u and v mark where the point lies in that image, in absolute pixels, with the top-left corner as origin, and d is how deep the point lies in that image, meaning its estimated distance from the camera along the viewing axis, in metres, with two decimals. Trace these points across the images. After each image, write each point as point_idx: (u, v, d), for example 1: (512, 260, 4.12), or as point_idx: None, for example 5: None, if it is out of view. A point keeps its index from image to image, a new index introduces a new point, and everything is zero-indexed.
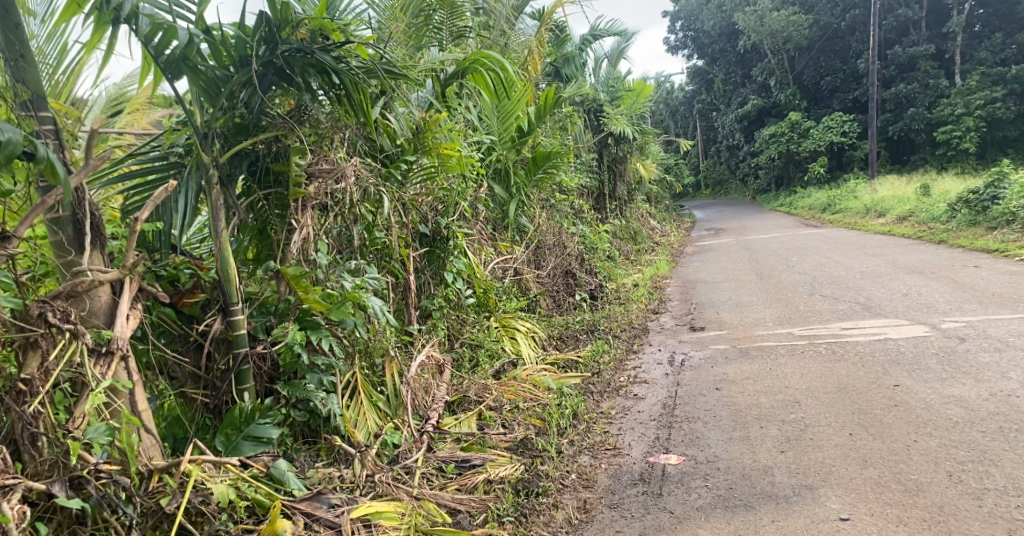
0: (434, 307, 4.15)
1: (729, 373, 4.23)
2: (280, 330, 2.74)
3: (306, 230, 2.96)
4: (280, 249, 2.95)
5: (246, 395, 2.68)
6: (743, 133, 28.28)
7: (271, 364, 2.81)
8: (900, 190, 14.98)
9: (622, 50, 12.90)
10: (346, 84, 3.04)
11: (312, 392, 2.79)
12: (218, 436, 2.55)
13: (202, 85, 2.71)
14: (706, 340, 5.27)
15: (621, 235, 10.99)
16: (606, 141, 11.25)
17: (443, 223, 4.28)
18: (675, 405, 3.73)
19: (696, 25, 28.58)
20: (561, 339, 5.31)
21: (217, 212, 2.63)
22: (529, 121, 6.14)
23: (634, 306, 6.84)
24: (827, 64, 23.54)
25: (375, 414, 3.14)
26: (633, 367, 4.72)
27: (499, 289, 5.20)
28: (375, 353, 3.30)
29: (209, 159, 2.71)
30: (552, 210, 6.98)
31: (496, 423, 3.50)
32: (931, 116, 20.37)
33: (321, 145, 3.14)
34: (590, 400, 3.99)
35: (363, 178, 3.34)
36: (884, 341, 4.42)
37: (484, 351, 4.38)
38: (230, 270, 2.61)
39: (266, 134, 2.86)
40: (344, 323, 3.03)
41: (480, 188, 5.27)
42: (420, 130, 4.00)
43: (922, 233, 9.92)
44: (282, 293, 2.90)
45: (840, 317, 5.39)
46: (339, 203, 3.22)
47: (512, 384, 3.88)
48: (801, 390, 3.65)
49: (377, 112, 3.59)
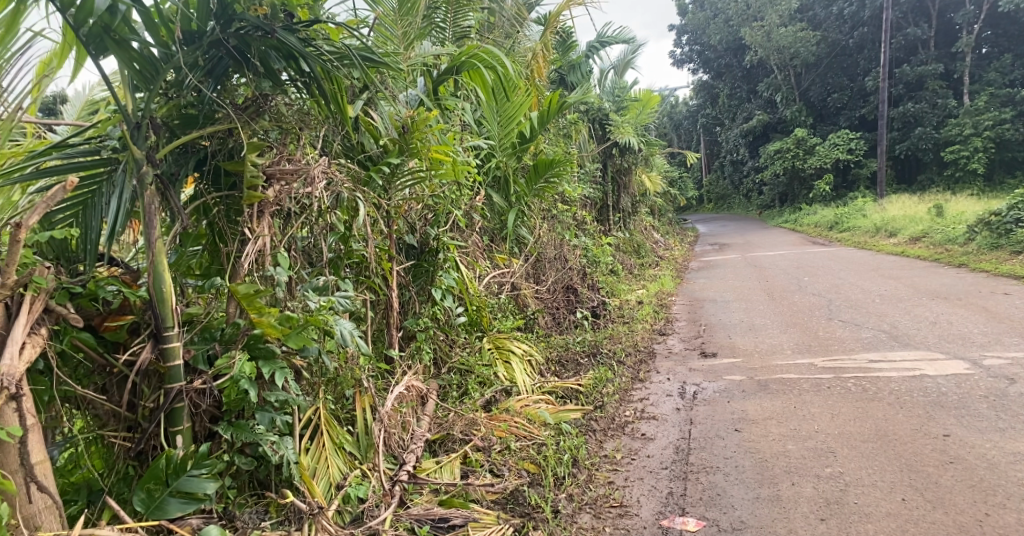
0: (418, 327, 3.69)
1: (748, 411, 3.76)
2: (224, 361, 2.28)
3: (261, 240, 2.49)
4: (230, 262, 2.49)
5: (179, 439, 2.22)
6: (748, 148, 27.87)
7: (215, 400, 2.35)
8: (912, 209, 14.52)
9: (630, 60, 12.49)
10: (317, 73, 2.57)
11: (261, 436, 2.34)
12: (137, 491, 2.10)
13: (135, 67, 2.23)
14: (719, 369, 4.80)
15: (624, 248, 10.51)
16: (611, 152, 10.82)
17: (432, 233, 3.82)
18: (689, 450, 3.26)
19: (703, 40, 28.30)
20: (560, 364, 4.83)
21: (151, 219, 2.19)
22: (532, 127, 5.72)
23: (639, 326, 6.36)
24: (834, 81, 23.20)
25: (340, 458, 2.69)
26: (639, 399, 4.24)
27: (494, 307, 4.73)
28: (345, 384, 2.84)
29: (142, 155, 2.24)
30: (553, 222, 6.49)
31: (483, 468, 3.03)
32: (940, 136, 20.00)
33: (283, 142, 2.67)
34: (592, 440, 3.52)
35: (335, 181, 2.87)
36: (921, 378, 3.95)
37: (474, 378, 3.92)
38: (164, 288, 2.17)
39: (216, 127, 2.40)
40: (306, 352, 2.54)
41: (477, 197, 4.82)
42: (407, 130, 3.48)
43: (940, 255, 9.43)
44: (231, 314, 2.43)
45: (867, 346, 4.92)
46: (305, 210, 2.76)
47: (504, 420, 3.42)
48: (835, 436, 3.19)
49: (357, 109, 3.19)
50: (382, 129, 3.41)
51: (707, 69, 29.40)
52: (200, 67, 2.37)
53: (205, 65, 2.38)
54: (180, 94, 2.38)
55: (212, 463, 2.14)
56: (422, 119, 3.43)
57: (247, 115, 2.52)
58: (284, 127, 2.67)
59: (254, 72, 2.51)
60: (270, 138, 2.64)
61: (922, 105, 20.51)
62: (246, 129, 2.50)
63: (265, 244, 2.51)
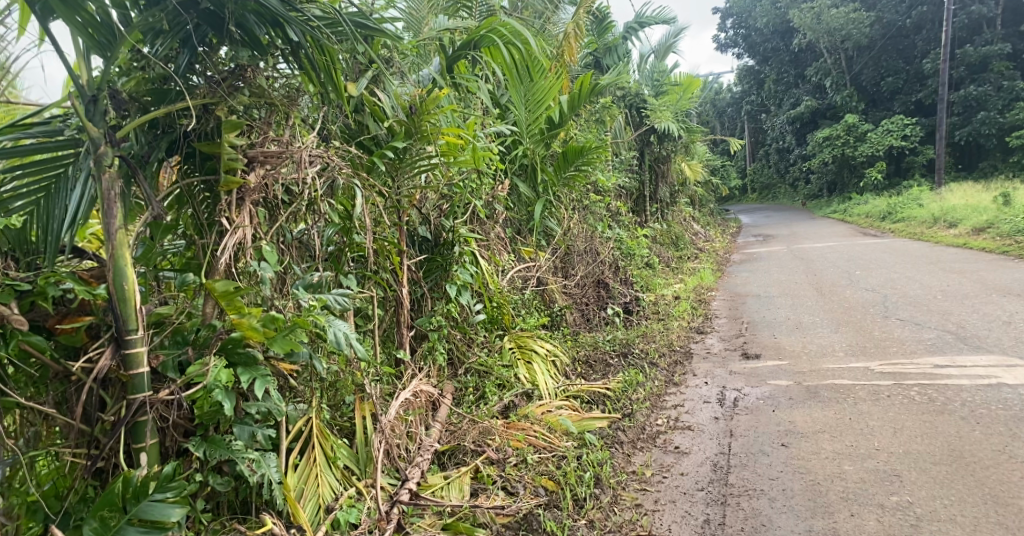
0: (430, 326, 3.39)
1: (796, 422, 3.36)
2: (197, 368, 1.99)
3: (241, 232, 2.17)
4: (208, 257, 2.17)
5: (144, 456, 1.97)
6: (794, 135, 26.84)
7: (186, 412, 2.07)
8: (975, 199, 13.63)
9: (670, 45, 11.95)
10: (305, 41, 2.29)
11: (238, 453, 2.04)
12: (90, 519, 1.82)
13: (95, 38, 2.00)
14: (763, 372, 4.39)
15: (662, 240, 10.03)
16: (648, 139, 10.36)
17: (447, 225, 3.56)
18: (729, 468, 2.89)
19: (749, 24, 27.34)
20: (588, 364, 4.49)
21: (109, 207, 1.91)
22: (561, 111, 5.38)
23: (675, 323, 5.95)
24: (888, 64, 22.10)
25: (334, 475, 2.39)
26: (674, 406, 3.87)
27: (517, 303, 4.42)
28: (343, 390, 2.54)
29: (100, 134, 1.96)
30: (584, 212, 6.15)
31: (496, 486, 2.72)
32: (1004, 120, 18.81)
33: (268, 120, 2.34)
34: (618, 454, 3.17)
35: (331, 166, 2.53)
36: (998, 388, 3.52)
37: (492, 380, 3.63)
38: (124, 285, 1.90)
39: (170, 107, 2.05)
40: (295, 356, 2.23)
41: (499, 186, 4.49)
42: (416, 111, 3.08)
43: (1008, 248, 8.76)
44: (209, 315, 2.13)
45: (931, 349, 4.46)
46: (294, 197, 2.43)
47: (522, 429, 3.11)
48: (901, 455, 2.79)
49: (362, 88, 2.86)
50: (389, 111, 3.03)
51: (752, 54, 28.39)
52: (167, 33, 2.11)
53: (171, 29, 2.11)
54: (147, 64, 2.13)
55: (179, 484, 1.89)
56: (432, 98, 3.03)
57: (225, 88, 2.21)
58: (270, 103, 2.34)
59: (230, 40, 2.22)
60: (251, 117, 2.30)
61: (985, 87, 19.33)
62: (222, 106, 2.19)
63: (246, 235, 2.20)
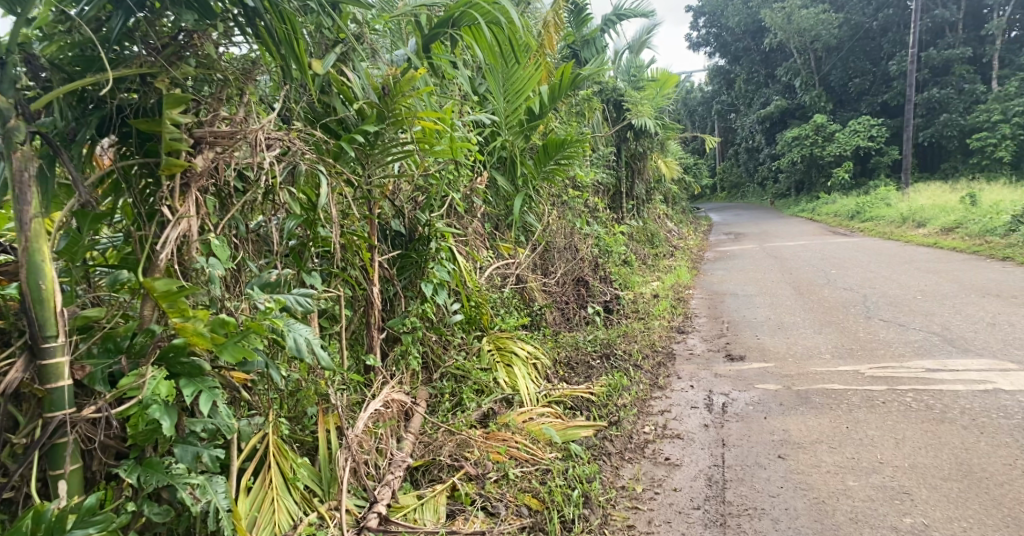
0: (403, 328, 3.12)
1: (791, 431, 3.18)
2: (130, 378, 1.65)
3: (185, 223, 1.84)
4: (146, 250, 1.83)
5: (62, 485, 1.64)
6: (765, 134, 27.02)
7: (117, 432, 1.74)
8: (942, 199, 13.77)
9: (645, 41, 11.79)
10: (263, 7, 2.01)
11: (179, 478, 1.68)
12: None
13: None
14: (750, 375, 4.22)
15: (638, 237, 9.86)
16: (625, 134, 10.19)
17: (422, 218, 3.30)
18: (725, 483, 2.71)
19: (721, 22, 27.45)
20: (569, 366, 4.27)
21: (22, 191, 1.59)
22: (541, 103, 5.14)
23: (656, 322, 5.76)
24: (856, 66, 22.35)
25: (294, 498, 2.06)
26: (660, 412, 3.67)
27: (496, 302, 4.17)
28: (305, 401, 2.25)
29: (8, 104, 1.63)
30: (563, 208, 5.93)
31: (475, 506, 2.47)
32: (966, 122, 19.12)
33: (219, 96, 2.02)
34: (606, 466, 2.95)
35: (293, 150, 2.22)
36: (995, 395, 3.42)
37: (470, 385, 3.38)
38: (41, 285, 1.58)
39: (93, 77, 1.72)
40: (250, 365, 1.90)
41: (478, 178, 4.24)
42: (389, 91, 2.78)
43: (979, 248, 8.79)
44: (147, 319, 1.79)
45: (920, 351, 4.35)
46: (251, 185, 2.11)
47: (502, 440, 2.87)
48: (909, 470, 2.69)
49: (329, 65, 2.57)
50: (359, 92, 2.73)
51: (724, 53, 28.52)
52: None
53: None
54: (72, 27, 1.80)
55: (105, 517, 1.57)
56: (406, 79, 2.71)
57: (165, 56, 1.88)
58: (222, 75, 2.01)
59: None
60: (196, 89, 1.98)
61: (948, 90, 19.63)
62: (163, 76, 1.87)
63: (193, 227, 1.87)
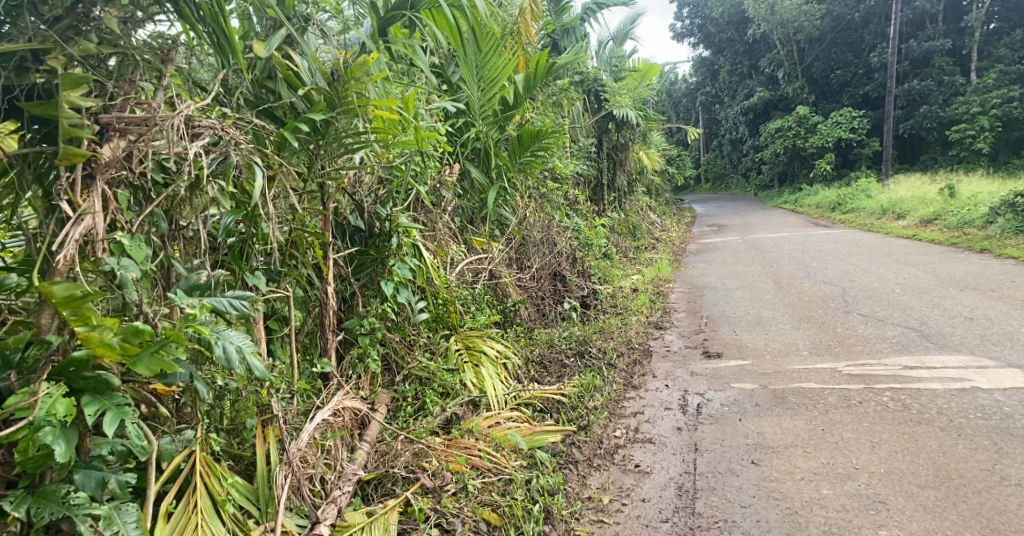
0: (360, 330, 2.95)
1: (766, 434, 3.06)
2: (19, 398, 1.47)
3: (88, 222, 1.66)
4: (44, 252, 1.64)
5: None
6: (748, 126, 27.01)
7: (6, 455, 1.56)
8: (922, 190, 13.78)
9: (628, 31, 11.63)
10: None
11: (77, 508, 1.51)
12: None
13: None
14: (727, 373, 4.11)
15: (620, 230, 9.74)
16: (606, 126, 10.03)
17: (383, 213, 3.12)
18: (696, 492, 2.58)
19: (704, 13, 27.33)
20: (542, 365, 4.12)
21: None
22: (516, 93, 4.95)
23: (634, 318, 5.63)
24: (837, 57, 22.33)
25: (223, 521, 1.89)
26: (633, 413, 3.54)
27: (465, 300, 4.00)
28: (244, 412, 2.12)
29: None
30: (540, 201, 5.77)
31: (429, 523, 2.32)
32: (945, 114, 19.16)
33: (132, 78, 1.82)
34: (572, 475, 2.81)
35: (226, 140, 2.04)
36: (974, 394, 3.32)
37: (435, 388, 3.22)
38: None
39: None
40: (170, 378, 1.74)
41: (447, 169, 4.06)
42: (340, 77, 2.58)
43: (958, 239, 8.75)
44: (44, 329, 1.59)
45: (899, 347, 4.26)
46: (173, 177, 1.92)
47: (463, 448, 2.73)
48: (885, 476, 2.57)
49: (270, 50, 2.39)
50: (307, 78, 2.53)
51: (708, 45, 28.42)
52: None
53: None
54: None
55: None
56: (358, 63, 2.51)
57: (56, 31, 1.71)
58: (127, 54, 1.81)
59: None
60: (106, 70, 1.80)
61: (927, 81, 19.65)
62: (56, 53, 1.69)
63: (98, 225, 1.68)
